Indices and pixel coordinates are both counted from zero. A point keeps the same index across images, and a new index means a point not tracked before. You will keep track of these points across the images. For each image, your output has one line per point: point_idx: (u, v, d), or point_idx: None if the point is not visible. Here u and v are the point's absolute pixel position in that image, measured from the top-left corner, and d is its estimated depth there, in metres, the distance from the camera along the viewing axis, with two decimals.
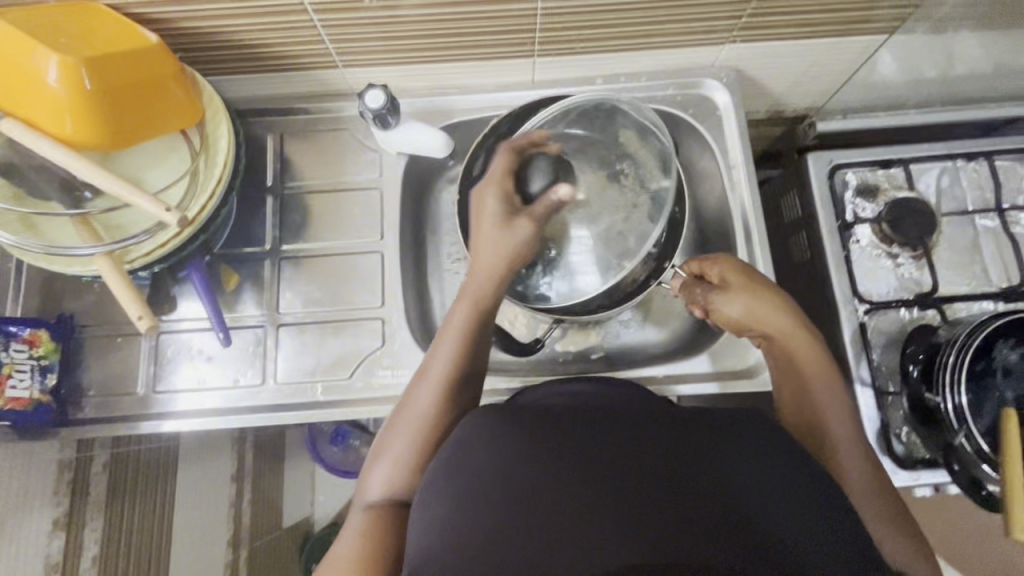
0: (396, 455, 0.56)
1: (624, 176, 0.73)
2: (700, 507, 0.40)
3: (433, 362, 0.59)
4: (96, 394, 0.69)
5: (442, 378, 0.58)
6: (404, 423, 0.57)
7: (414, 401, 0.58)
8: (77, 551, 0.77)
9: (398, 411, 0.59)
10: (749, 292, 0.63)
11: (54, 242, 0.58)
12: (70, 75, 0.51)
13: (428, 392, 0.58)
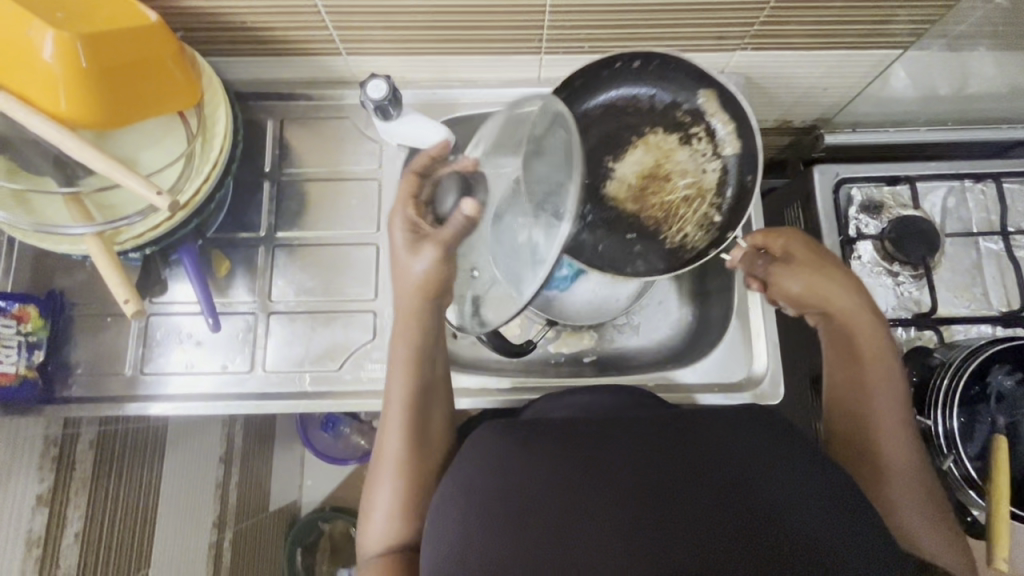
0: (388, 503, 0.56)
1: (698, 139, 0.72)
2: (709, 511, 0.43)
3: (391, 413, 0.58)
4: (83, 373, 0.69)
5: (403, 425, 0.58)
6: (381, 475, 0.58)
7: (385, 451, 0.58)
8: (61, 526, 0.77)
9: (375, 465, 0.59)
10: (815, 268, 0.63)
11: (45, 221, 0.57)
12: (65, 51, 0.50)
13: (391, 440, 0.58)
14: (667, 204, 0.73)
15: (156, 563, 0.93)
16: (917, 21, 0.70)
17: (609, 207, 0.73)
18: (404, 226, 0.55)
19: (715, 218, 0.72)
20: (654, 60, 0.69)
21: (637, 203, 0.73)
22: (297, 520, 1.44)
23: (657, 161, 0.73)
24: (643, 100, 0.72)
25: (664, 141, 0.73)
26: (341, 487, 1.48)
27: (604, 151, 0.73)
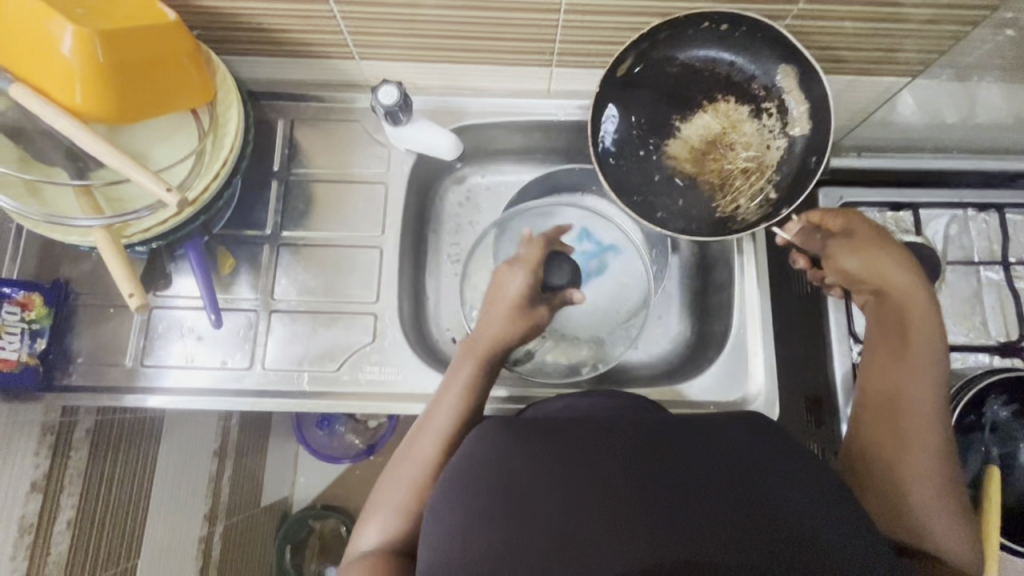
0: (396, 505, 0.57)
1: (768, 115, 0.71)
2: (713, 515, 0.43)
3: (435, 419, 0.61)
4: (84, 362, 0.69)
5: (443, 435, 0.60)
6: (401, 476, 0.59)
7: (413, 453, 0.60)
8: (56, 512, 0.77)
9: (395, 466, 0.60)
10: (871, 248, 0.67)
11: (55, 211, 0.58)
12: (84, 46, 0.50)
13: (427, 446, 0.59)
14: (727, 171, 0.73)
15: (146, 553, 0.93)
16: (925, 50, 0.70)
17: (666, 170, 0.75)
18: (524, 283, 0.67)
19: (771, 195, 0.72)
20: (744, 25, 0.65)
21: (696, 167, 0.74)
22: (289, 516, 1.44)
23: (723, 128, 0.73)
24: (717, 62, 0.70)
25: (734, 109, 0.72)
26: (333, 485, 1.48)
27: (671, 111, 0.73)
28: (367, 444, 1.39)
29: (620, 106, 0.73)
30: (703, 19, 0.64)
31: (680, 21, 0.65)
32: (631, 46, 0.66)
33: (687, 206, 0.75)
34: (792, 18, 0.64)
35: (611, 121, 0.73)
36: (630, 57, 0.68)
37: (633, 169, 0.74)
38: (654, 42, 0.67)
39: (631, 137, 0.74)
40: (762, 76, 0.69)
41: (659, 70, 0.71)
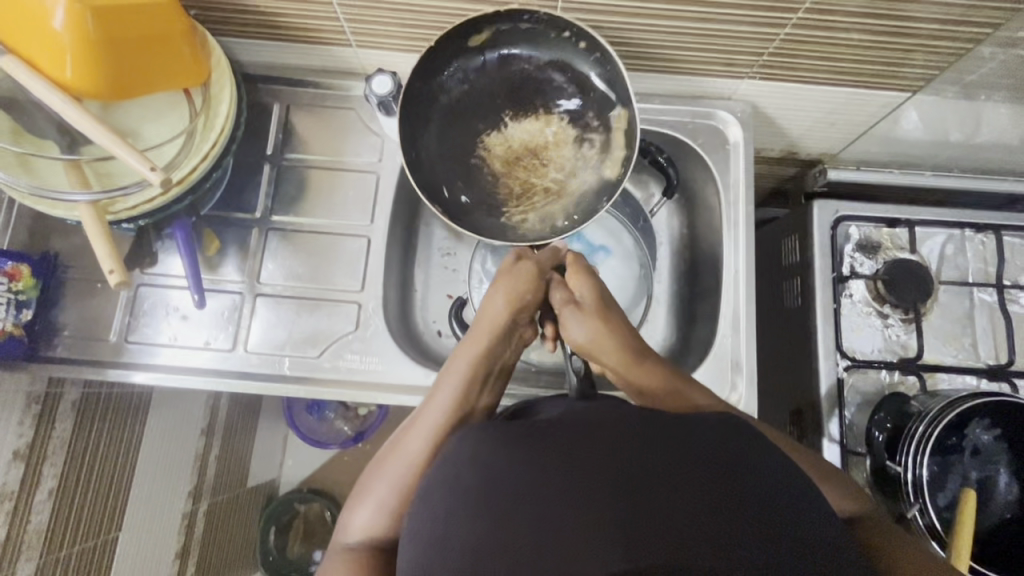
0: (381, 498, 0.55)
1: (590, 147, 0.71)
2: (715, 523, 0.40)
3: (430, 410, 0.57)
4: (69, 335, 0.70)
5: (434, 432, 0.56)
6: (388, 472, 0.55)
7: (401, 448, 0.56)
8: (38, 481, 0.78)
9: (385, 456, 0.57)
10: (594, 316, 0.62)
11: (44, 183, 0.58)
12: (76, 22, 0.50)
13: (417, 440, 0.56)
14: (528, 183, 0.72)
15: (127, 526, 0.94)
16: (928, 65, 0.69)
17: (465, 159, 0.71)
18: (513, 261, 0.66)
19: (557, 218, 0.71)
20: (597, 53, 0.66)
21: (503, 163, 0.72)
22: (274, 498, 1.45)
23: (545, 142, 0.71)
24: (556, 75, 0.69)
25: (562, 128, 0.71)
26: (320, 470, 1.49)
27: (503, 104, 0.70)
28: (354, 432, 1.41)
29: (463, 69, 0.68)
30: (561, 26, 0.65)
31: (541, 17, 0.64)
32: (488, 17, 0.64)
33: (477, 197, 0.72)
34: (791, 26, 0.63)
35: (441, 81, 0.69)
36: (485, 30, 0.65)
37: (438, 135, 0.70)
38: (515, 33, 0.66)
39: (451, 111, 0.70)
40: (597, 114, 0.70)
41: (506, 63, 0.69)
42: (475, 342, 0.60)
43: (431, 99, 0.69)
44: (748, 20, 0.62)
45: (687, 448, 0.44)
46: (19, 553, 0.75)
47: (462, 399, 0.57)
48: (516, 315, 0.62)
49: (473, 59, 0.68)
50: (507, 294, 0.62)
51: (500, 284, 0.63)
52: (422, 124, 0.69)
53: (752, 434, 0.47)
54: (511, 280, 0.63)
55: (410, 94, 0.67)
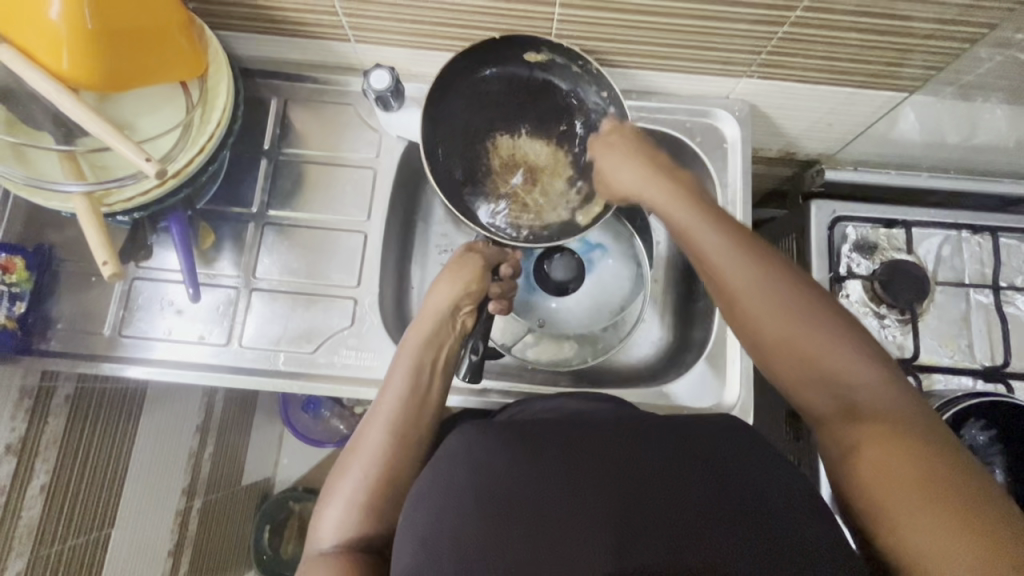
0: (352, 492, 0.55)
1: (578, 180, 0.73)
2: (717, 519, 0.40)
3: (385, 400, 0.59)
4: (63, 329, 0.70)
5: (396, 420, 0.58)
6: (354, 468, 0.56)
7: (368, 440, 0.58)
8: (29, 476, 0.77)
9: (350, 451, 0.58)
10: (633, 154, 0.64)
11: (36, 174, 0.58)
12: (72, 12, 0.50)
13: (375, 431, 0.58)
14: (514, 194, 0.73)
15: (120, 523, 0.94)
16: (924, 66, 0.69)
17: (470, 148, 0.73)
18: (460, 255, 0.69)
19: (522, 234, 0.72)
20: (622, 117, 0.69)
21: (502, 167, 0.73)
22: (269, 497, 1.45)
23: (545, 165, 0.73)
24: (575, 105, 0.72)
25: (563, 161, 0.73)
26: (316, 469, 1.50)
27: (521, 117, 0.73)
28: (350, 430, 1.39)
29: (501, 75, 0.71)
30: (602, 82, 0.69)
31: (592, 70, 0.68)
32: (552, 45, 0.67)
33: (464, 188, 0.72)
34: (789, 25, 0.63)
35: (471, 81, 0.71)
36: (543, 53, 0.69)
37: (450, 118, 0.72)
38: (565, 68, 0.70)
39: (476, 106, 0.72)
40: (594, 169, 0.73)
41: (540, 86, 0.72)
42: (420, 331, 0.63)
43: (464, 87, 0.71)
44: (747, 18, 0.62)
45: (679, 445, 0.44)
46: (10, 548, 0.74)
47: (412, 386, 0.60)
48: (460, 303, 0.65)
49: (521, 70, 0.71)
50: (449, 282, 0.66)
51: (444, 274, 0.67)
52: (450, 96, 0.71)
53: (747, 432, 0.46)
54: (456, 269, 0.67)
55: (450, 74, 0.70)
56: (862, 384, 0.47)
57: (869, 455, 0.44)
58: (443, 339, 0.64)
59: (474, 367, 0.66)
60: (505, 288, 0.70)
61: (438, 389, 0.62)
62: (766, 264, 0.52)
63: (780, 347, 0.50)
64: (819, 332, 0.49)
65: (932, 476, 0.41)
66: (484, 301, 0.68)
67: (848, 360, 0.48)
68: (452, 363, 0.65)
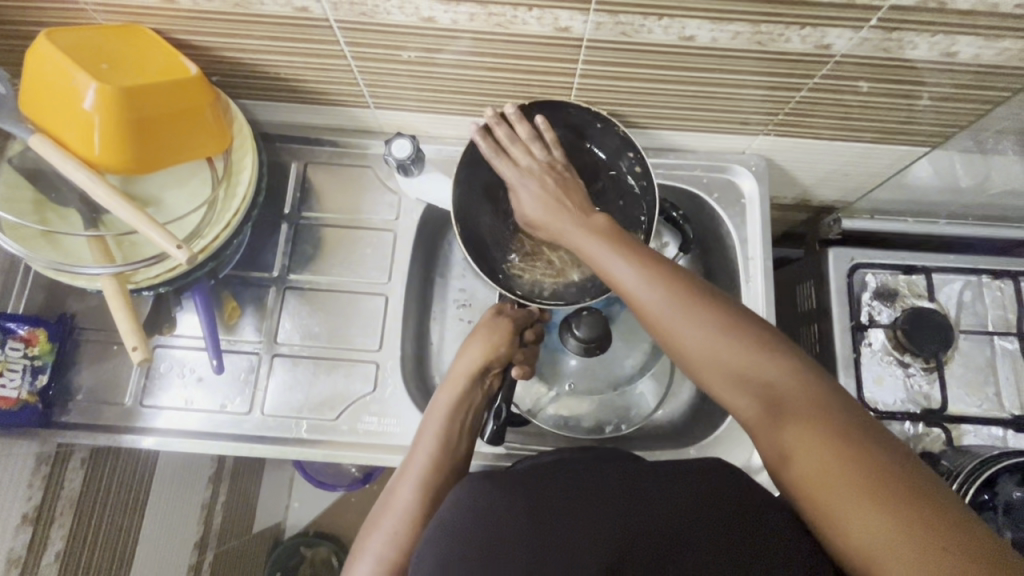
0: (380, 549, 0.54)
1: None
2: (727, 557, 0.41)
3: (415, 459, 0.59)
4: (83, 399, 0.69)
5: (424, 477, 0.57)
6: (383, 525, 0.55)
7: (395, 497, 0.57)
8: (42, 545, 0.76)
9: (380, 506, 0.57)
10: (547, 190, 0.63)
11: (66, 256, 0.59)
12: (105, 102, 0.51)
13: (405, 489, 0.57)
14: (539, 249, 0.72)
15: None
16: (940, 122, 0.70)
17: (499, 205, 0.72)
18: (489, 317, 0.68)
19: (544, 291, 0.71)
20: (647, 180, 0.69)
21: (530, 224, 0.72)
22: (280, 542, 1.42)
23: None
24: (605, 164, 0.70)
25: None
26: (328, 511, 1.47)
27: None
28: (362, 473, 1.35)
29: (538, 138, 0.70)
30: (629, 147, 0.69)
31: (620, 134, 0.68)
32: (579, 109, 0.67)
33: (493, 243, 0.72)
34: (807, 90, 0.63)
35: None
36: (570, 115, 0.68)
37: (482, 179, 0.71)
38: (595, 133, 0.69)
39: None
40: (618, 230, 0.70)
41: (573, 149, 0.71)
42: (451, 391, 0.63)
43: None
44: (765, 85, 0.62)
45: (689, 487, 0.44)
46: None
47: (443, 446, 0.59)
48: (489, 365, 0.65)
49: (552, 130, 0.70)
50: (482, 345, 0.65)
51: (473, 335, 0.67)
52: (485, 159, 0.71)
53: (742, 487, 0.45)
54: (487, 331, 0.66)
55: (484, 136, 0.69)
56: (785, 386, 0.47)
57: (807, 461, 0.44)
58: (473, 401, 0.64)
59: (497, 430, 0.64)
60: (529, 355, 0.69)
61: (465, 452, 0.61)
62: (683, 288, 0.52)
63: (704, 360, 0.50)
64: (745, 344, 0.49)
65: (878, 487, 0.41)
66: (508, 365, 0.67)
67: (770, 368, 0.48)
68: (478, 423, 0.64)
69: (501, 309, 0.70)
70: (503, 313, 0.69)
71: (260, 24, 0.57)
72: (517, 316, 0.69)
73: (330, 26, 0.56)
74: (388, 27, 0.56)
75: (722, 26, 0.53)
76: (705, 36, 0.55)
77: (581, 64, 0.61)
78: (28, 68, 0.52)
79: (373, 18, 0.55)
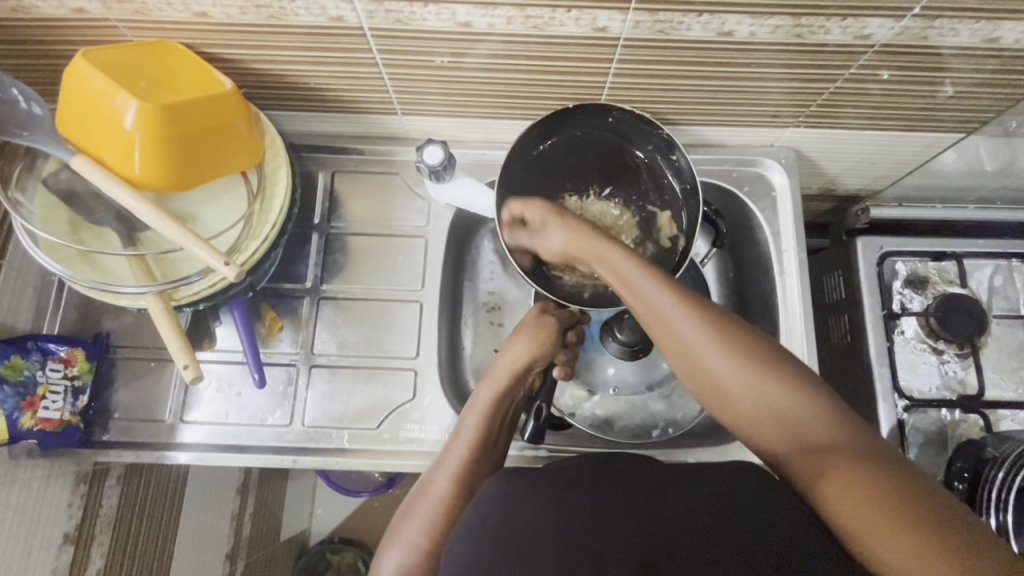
0: (414, 533, 0.54)
1: (648, 240, 0.71)
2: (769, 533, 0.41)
3: (454, 450, 0.58)
4: (122, 418, 0.69)
5: (464, 472, 0.57)
6: (420, 512, 0.55)
7: (432, 488, 0.56)
8: (83, 563, 0.76)
9: (416, 495, 0.57)
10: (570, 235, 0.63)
11: (106, 277, 0.59)
12: (146, 120, 0.51)
13: (443, 480, 0.56)
14: None
15: None
16: (972, 108, 0.69)
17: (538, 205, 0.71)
18: (534, 315, 0.68)
19: (584, 294, 0.71)
20: (690, 183, 0.70)
21: (569, 225, 0.71)
22: (306, 550, 1.42)
23: (610, 224, 0.71)
24: (644, 162, 0.72)
25: (629, 220, 0.71)
26: (353, 517, 1.47)
27: (591, 177, 0.72)
28: (386, 478, 1.34)
29: (576, 139, 0.71)
30: (673, 148, 0.69)
31: (662, 134, 0.69)
32: (622, 111, 0.68)
33: None
34: (841, 81, 0.63)
35: (544, 147, 0.71)
36: (611, 116, 0.69)
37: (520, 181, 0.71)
38: (637, 131, 0.70)
39: (545, 170, 0.71)
40: (659, 231, 0.71)
41: (611, 148, 0.71)
42: (493, 386, 0.62)
43: (534, 152, 0.71)
44: (799, 77, 0.62)
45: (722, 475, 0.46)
46: None
47: (483, 441, 0.59)
48: (532, 364, 0.65)
49: (594, 134, 0.71)
50: (529, 342, 0.65)
51: (519, 333, 0.66)
52: (523, 160, 0.70)
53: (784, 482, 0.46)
54: (532, 329, 0.66)
55: (522, 140, 0.70)
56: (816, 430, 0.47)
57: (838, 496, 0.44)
58: (513, 398, 0.63)
59: (537, 430, 0.65)
60: (571, 355, 0.70)
61: (502, 448, 0.61)
62: (722, 326, 0.52)
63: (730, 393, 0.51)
64: (772, 379, 0.49)
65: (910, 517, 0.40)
66: (550, 365, 0.67)
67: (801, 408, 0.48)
68: (516, 421, 0.64)
69: (545, 310, 0.69)
70: (548, 312, 0.69)
71: (292, 35, 0.56)
72: (561, 316, 0.69)
73: (363, 34, 0.56)
74: (423, 33, 0.56)
75: (762, 20, 0.53)
76: (743, 30, 0.54)
77: (614, 64, 0.60)
78: (66, 86, 0.52)
79: (408, 25, 0.55)
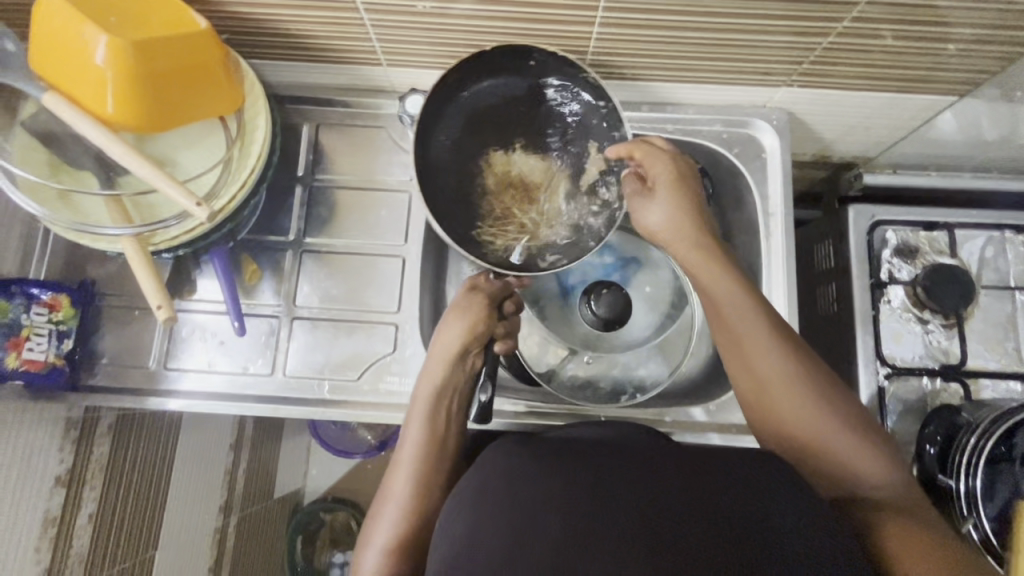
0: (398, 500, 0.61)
1: (581, 195, 0.71)
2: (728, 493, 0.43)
3: (410, 425, 0.62)
4: (109, 364, 0.70)
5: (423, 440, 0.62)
6: (397, 480, 0.62)
7: (402, 458, 0.62)
8: (77, 506, 0.78)
9: (391, 467, 0.63)
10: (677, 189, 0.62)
11: (86, 218, 0.59)
12: (115, 55, 0.50)
13: (408, 449, 0.62)
14: (508, 211, 0.71)
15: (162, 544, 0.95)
16: (971, 68, 0.67)
17: (462, 160, 0.70)
18: (466, 296, 0.67)
19: (517, 256, 0.71)
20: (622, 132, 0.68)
21: (494, 184, 0.71)
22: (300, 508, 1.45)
23: (538, 180, 0.71)
24: (568, 110, 0.69)
25: (557, 175, 0.71)
26: (346, 478, 1.49)
27: (518, 130, 0.70)
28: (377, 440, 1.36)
29: (498, 86, 0.68)
30: (602, 95, 0.67)
31: (588, 80, 0.66)
32: (541, 53, 0.65)
33: (460, 204, 0.70)
34: (834, 36, 0.61)
35: (465, 96, 0.68)
36: (531, 61, 0.66)
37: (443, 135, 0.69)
38: (558, 75, 0.67)
39: (468, 119, 0.69)
40: (591, 183, 0.70)
41: (535, 95, 0.69)
42: (433, 369, 0.63)
43: (454, 101, 0.68)
44: (791, 30, 0.60)
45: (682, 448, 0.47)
46: None
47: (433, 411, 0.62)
48: (470, 346, 0.64)
49: (515, 81, 0.68)
50: (461, 327, 0.64)
51: (450, 317, 0.65)
52: (444, 111, 0.68)
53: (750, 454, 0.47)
54: (463, 312, 0.65)
55: (443, 91, 0.67)
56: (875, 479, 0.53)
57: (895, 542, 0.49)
58: (455, 380, 0.64)
59: (483, 411, 0.64)
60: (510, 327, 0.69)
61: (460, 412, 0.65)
62: (806, 375, 0.55)
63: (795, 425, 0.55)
64: (846, 429, 0.54)
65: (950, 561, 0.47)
66: (490, 341, 0.67)
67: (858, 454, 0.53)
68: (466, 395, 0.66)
69: (477, 288, 0.68)
70: (479, 290, 0.68)
71: None
72: (496, 289, 0.69)
73: None
74: None
75: None
76: None
77: (599, 12, 0.59)
78: (36, 20, 0.51)
79: None
